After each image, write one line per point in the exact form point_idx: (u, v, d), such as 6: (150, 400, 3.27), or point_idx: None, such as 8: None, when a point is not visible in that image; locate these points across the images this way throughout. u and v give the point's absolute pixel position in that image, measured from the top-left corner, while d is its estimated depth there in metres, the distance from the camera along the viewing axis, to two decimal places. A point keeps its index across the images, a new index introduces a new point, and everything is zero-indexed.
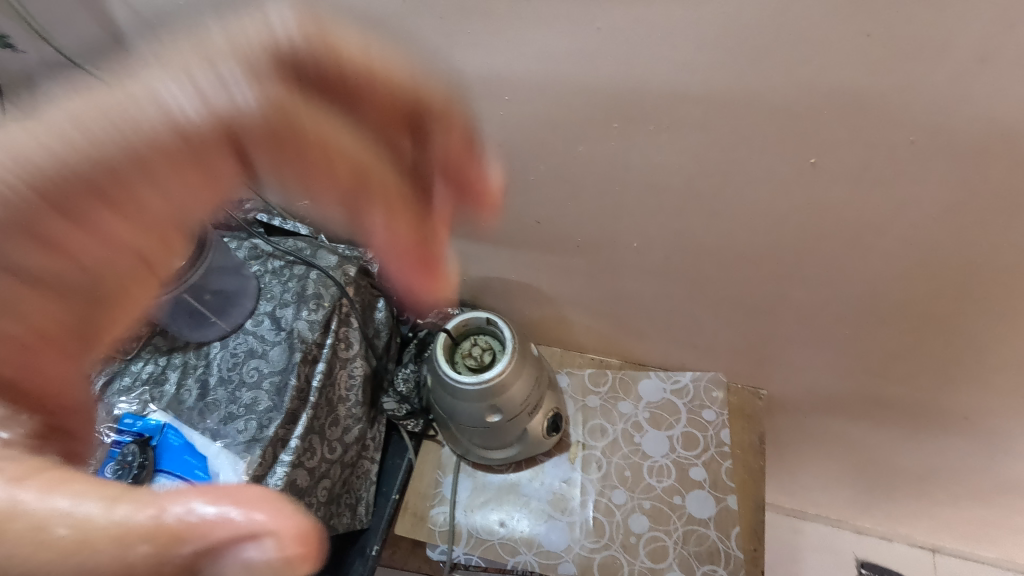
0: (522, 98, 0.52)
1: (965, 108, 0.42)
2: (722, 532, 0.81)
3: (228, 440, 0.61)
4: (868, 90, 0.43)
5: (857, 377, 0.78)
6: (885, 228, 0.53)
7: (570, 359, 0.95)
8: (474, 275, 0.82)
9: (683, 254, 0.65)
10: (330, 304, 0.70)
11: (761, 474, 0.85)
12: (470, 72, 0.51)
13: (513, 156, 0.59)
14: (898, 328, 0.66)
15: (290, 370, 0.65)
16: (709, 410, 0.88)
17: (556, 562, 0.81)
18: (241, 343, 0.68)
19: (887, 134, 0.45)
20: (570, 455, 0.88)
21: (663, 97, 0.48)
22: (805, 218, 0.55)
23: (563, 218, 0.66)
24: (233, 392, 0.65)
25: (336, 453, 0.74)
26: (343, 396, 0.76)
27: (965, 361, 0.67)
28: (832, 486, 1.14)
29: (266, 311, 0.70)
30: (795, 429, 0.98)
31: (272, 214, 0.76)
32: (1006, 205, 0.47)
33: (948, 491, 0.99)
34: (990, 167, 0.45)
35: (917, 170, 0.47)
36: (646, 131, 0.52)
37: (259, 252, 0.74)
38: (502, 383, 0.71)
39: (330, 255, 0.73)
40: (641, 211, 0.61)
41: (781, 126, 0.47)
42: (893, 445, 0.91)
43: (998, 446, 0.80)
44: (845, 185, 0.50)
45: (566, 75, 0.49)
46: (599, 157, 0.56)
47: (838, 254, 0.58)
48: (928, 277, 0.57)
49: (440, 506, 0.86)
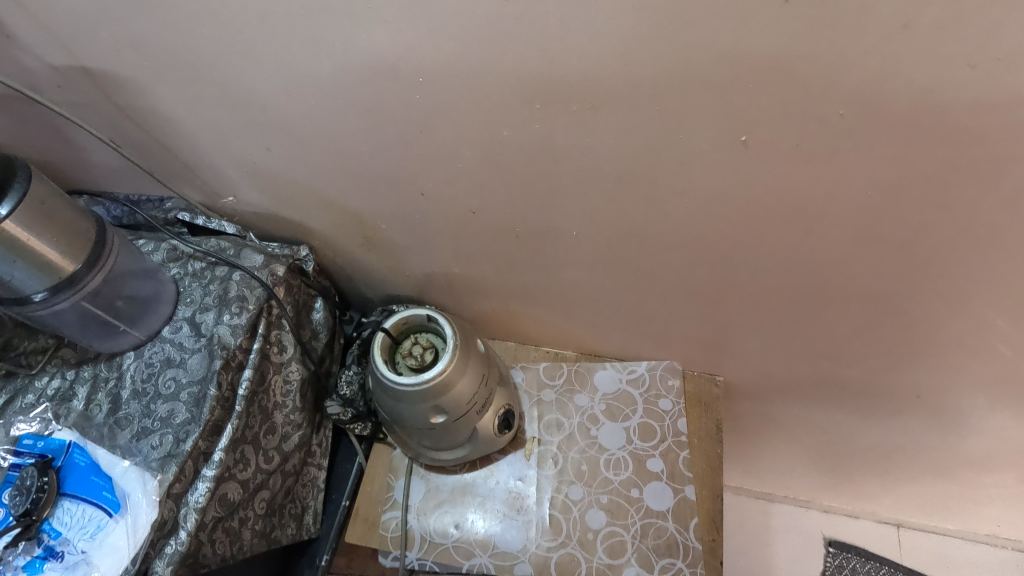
0: (438, 81, 0.49)
1: (895, 77, 0.39)
2: (680, 524, 0.79)
3: (141, 458, 0.58)
4: (791, 63, 0.40)
5: (812, 360, 0.77)
6: (824, 206, 0.51)
7: (524, 354, 0.92)
8: (417, 270, 0.78)
9: (625, 241, 0.63)
10: (255, 307, 0.65)
11: (719, 463, 0.82)
12: (382, 54, 0.48)
13: (438, 143, 0.56)
14: (846, 309, 0.65)
15: (209, 380, 0.61)
16: (666, 399, 0.86)
17: (512, 563, 0.78)
18: (158, 352, 0.64)
19: (815, 109, 0.43)
20: (526, 452, 0.85)
21: (586, 76, 0.45)
22: (743, 199, 0.53)
23: (498, 210, 0.63)
24: (148, 406, 0.61)
25: (274, 462, 0.69)
26: (279, 403, 0.70)
27: (915, 337, 0.66)
28: (796, 469, 1.14)
29: (185, 316, 0.65)
30: (754, 413, 0.97)
31: (195, 213, 0.74)
32: (942, 179, 0.46)
33: (904, 466, 1.01)
34: (923, 139, 0.43)
35: (850, 146, 0.45)
36: (572, 113, 0.48)
37: (179, 254, 0.69)
38: (444, 382, 0.67)
39: (256, 254, 0.69)
40: (575, 198, 0.58)
41: (708, 103, 0.45)
42: (851, 426, 0.91)
43: (953, 420, 0.81)
44: (779, 163, 0.48)
45: (483, 55, 0.45)
46: (528, 143, 0.53)
47: (779, 236, 0.56)
48: (872, 255, 0.56)
49: (392, 511, 0.81)
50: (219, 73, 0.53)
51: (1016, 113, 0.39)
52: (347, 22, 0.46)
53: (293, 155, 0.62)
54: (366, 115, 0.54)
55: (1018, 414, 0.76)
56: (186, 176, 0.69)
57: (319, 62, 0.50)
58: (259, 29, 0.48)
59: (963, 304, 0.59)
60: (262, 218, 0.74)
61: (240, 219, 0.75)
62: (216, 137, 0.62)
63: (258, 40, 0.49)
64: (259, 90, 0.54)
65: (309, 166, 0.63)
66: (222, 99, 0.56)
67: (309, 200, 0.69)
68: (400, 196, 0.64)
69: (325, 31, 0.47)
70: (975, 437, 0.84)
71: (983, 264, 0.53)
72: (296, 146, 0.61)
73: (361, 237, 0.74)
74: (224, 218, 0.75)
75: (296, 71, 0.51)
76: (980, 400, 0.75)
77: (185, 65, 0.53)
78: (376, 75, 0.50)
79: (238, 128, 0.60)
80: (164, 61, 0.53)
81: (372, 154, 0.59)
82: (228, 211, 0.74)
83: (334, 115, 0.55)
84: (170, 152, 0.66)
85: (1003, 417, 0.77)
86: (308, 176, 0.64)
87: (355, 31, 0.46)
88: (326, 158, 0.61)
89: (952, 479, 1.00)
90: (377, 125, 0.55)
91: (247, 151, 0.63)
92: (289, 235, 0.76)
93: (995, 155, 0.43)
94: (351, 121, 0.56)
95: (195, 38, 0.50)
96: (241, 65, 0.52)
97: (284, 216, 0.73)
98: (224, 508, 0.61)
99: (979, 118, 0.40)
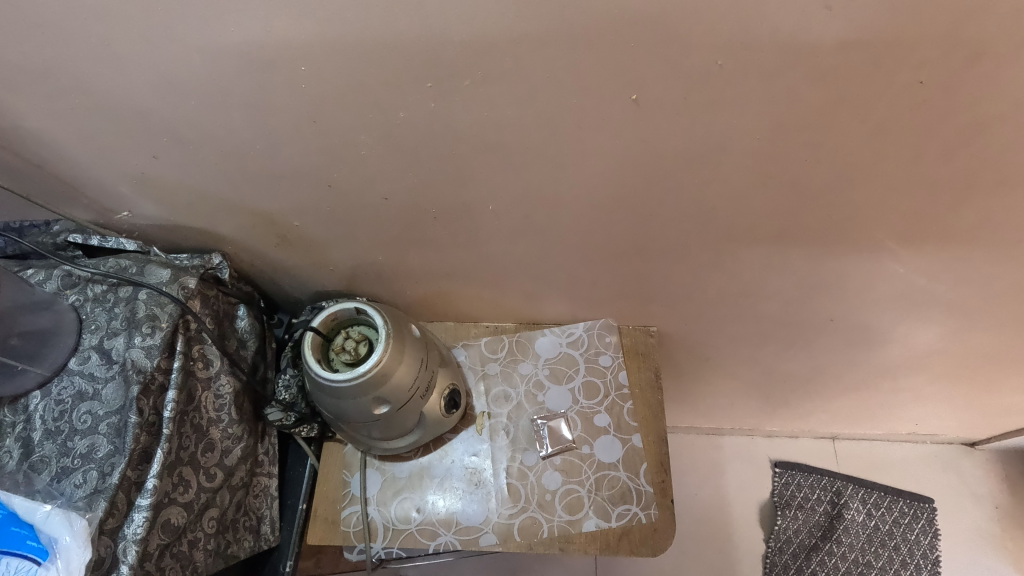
0: (321, 68, 0.47)
1: (761, 25, 0.41)
2: (631, 471, 0.82)
3: (65, 500, 0.56)
4: (667, 19, 0.41)
5: (734, 299, 0.81)
6: (718, 154, 0.53)
7: (464, 331, 0.92)
8: (340, 263, 0.76)
9: (542, 209, 0.63)
10: (168, 324, 0.63)
11: (661, 408, 0.86)
12: (258, 47, 0.45)
13: (335, 133, 0.54)
14: (756, 248, 0.68)
15: (127, 409, 0.59)
16: (605, 355, 0.89)
17: (476, 535, 0.79)
18: (67, 387, 0.61)
19: (695, 61, 0.44)
20: (477, 427, 0.85)
21: (469, 52, 0.45)
22: (643, 156, 0.54)
23: (411, 194, 0.62)
24: (64, 445, 0.58)
25: (217, 479, 0.67)
26: (214, 418, 0.69)
27: (822, 266, 0.71)
28: (739, 404, 1.22)
29: (92, 344, 0.62)
30: (692, 358, 1.01)
31: (87, 233, 0.69)
32: (821, 117, 0.49)
33: (833, 385, 1.08)
34: (795, 82, 0.45)
35: (733, 95, 0.47)
36: (464, 88, 0.48)
37: (75, 279, 0.65)
38: (382, 372, 0.67)
39: (161, 269, 0.66)
40: (486, 173, 0.58)
41: (596, 65, 0.45)
42: (780, 356, 0.97)
43: (866, 335, 0.87)
44: (672, 118, 0.50)
45: (362, 38, 0.44)
46: (428, 124, 0.52)
47: (685, 187, 0.58)
48: (770, 195, 0.59)
49: (351, 506, 0.81)
50: (83, 80, 0.49)
51: (871, 49, 0.42)
52: (212, 14, 0.43)
53: (181, 160, 0.58)
54: (254, 111, 0.52)
55: (918, 324, 0.82)
56: (68, 196, 0.65)
57: (190, 61, 0.47)
58: (115, 27, 0.44)
59: (857, 231, 0.63)
60: (165, 230, 0.70)
61: (141, 233, 0.71)
62: (94, 150, 0.57)
63: (116, 39, 0.45)
64: (130, 96, 0.51)
65: (201, 170, 0.60)
66: (93, 109, 0.53)
67: (211, 205, 0.65)
68: (306, 191, 0.62)
69: (189, 28, 0.44)
70: (886, 349, 0.92)
71: (868, 191, 0.57)
72: (185, 151, 0.57)
73: (275, 237, 0.71)
74: (121, 235, 0.70)
75: (167, 71, 0.48)
76: (885, 314, 0.81)
77: (40, 76, 0.49)
78: (256, 69, 0.47)
79: (117, 138, 0.56)
80: (16, 72, 0.49)
81: (270, 152, 0.57)
82: (127, 226, 0.69)
83: (219, 113, 0.52)
84: (50, 173, 0.61)
85: (906, 328, 0.84)
86: (205, 181, 0.61)
87: (220, 23, 0.43)
88: (221, 162, 0.58)
89: (871, 388, 1.08)
90: (267, 120, 0.53)
91: (131, 161, 0.59)
92: (198, 243, 0.72)
93: (863, 89, 0.46)
94: (240, 119, 0.53)
95: (47, 44, 0.46)
96: (104, 71, 0.48)
97: (188, 226, 0.69)
98: (169, 534, 0.60)
99: (842, 55, 0.43)
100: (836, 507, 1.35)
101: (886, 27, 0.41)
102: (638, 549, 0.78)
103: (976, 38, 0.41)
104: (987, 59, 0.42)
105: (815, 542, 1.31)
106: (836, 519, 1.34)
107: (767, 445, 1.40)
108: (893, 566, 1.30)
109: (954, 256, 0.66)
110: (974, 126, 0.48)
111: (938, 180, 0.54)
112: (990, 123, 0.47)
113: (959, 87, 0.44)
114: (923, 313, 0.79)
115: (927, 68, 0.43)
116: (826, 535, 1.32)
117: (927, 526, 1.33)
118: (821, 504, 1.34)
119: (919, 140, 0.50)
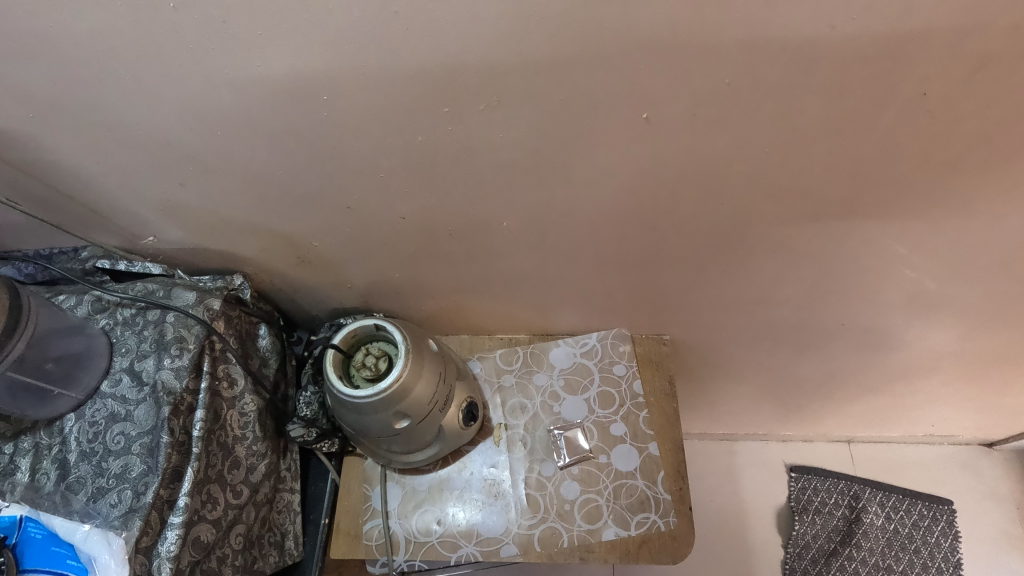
0: (342, 97, 0.49)
1: (766, 44, 0.43)
2: (649, 479, 0.83)
3: (102, 519, 0.59)
4: (676, 42, 0.43)
5: (746, 306, 0.82)
6: (727, 167, 0.55)
7: (479, 344, 0.93)
8: (358, 281, 0.78)
9: (556, 223, 0.65)
10: (195, 346, 0.65)
11: (676, 416, 0.87)
12: (284, 79, 0.47)
13: (354, 156, 0.56)
14: (768, 255, 0.69)
15: (159, 429, 0.61)
16: (619, 364, 0.90)
17: (497, 546, 0.80)
18: (100, 410, 0.64)
19: (703, 81, 0.46)
20: (495, 439, 0.86)
21: (485, 78, 0.47)
22: (653, 171, 0.56)
23: (428, 213, 0.63)
24: (99, 465, 0.61)
25: (243, 496, 0.69)
26: (239, 436, 0.70)
27: (834, 272, 0.71)
28: (753, 410, 1.22)
29: (123, 367, 0.65)
30: (705, 365, 1.02)
31: (114, 258, 0.72)
32: (827, 130, 0.50)
33: (848, 389, 1.08)
34: (802, 97, 0.47)
35: (741, 111, 0.48)
36: (481, 112, 0.50)
37: (104, 303, 0.68)
38: (402, 387, 0.68)
39: (187, 291, 0.68)
40: (500, 191, 0.60)
41: (608, 87, 0.47)
42: (794, 361, 0.97)
43: (879, 339, 0.88)
44: (682, 134, 0.51)
45: (383, 67, 0.46)
46: (444, 146, 0.54)
47: (696, 199, 0.60)
48: (780, 206, 0.60)
49: (373, 519, 0.82)
50: (114, 115, 0.52)
51: (874, 63, 0.44)
52: (237, 49, 0.45)
53: (205, 187, 0.60)
54: (276, 138, 0.54)
55: (932, 326, 0.83)
56: (97, 222, 0.67)
57: (218, 94, 0.49)
58: (148, 63, 0.46)
59: (866, 238, 0.64)
60: (189, 253, 0.72)
61: (165, 257, 0.73)
62: (122, 179, 0.60)
63: (147, 76, 0.48)
64: (159, 128, 0.53)
65: (223, 194, 0.61)
66: (123, 141, 0.55)
67: (234, 229, 0.67)
68: (326, 213, 0.64)
69: (218, 64, 0.46)
70: (900, 352, 0.92)
71: (876, 200, 0.58)
72: (209, 177, 0.59)
73: (295, 258, 0.73)
74: (147, 260, 0.73)
75: (194, 103, 0.50)
76: (897, 318, 0.81)
77: (74, 112, 0.52)
78: (281, 99, 0.49)
79: (145, 167, 0.58)
80: (50, 108, 0.51)
81: (293, 178, 0.59)
82: (152, 249, 0.71)
83: (244, 142, 0.54)
84: (79, 203, 0.64)
85: (919, 331, 0.85)
86: (227, 206, 0.63)
87: (247, 57, 0.46)
88: (244, 187, 0.60)
89: (886, 391, 1.08)
90: (289, 147, 0.55)
91: (158, 190, 0.61)
92: (219, 265, 0.74)
93: (867, 102, 0.47)
94: (262, 147, 0.55)
95: (81, 82, 0.49)
96: (134, 106, 0.51)
97: (210, 248, 0.71)
98: (199, 550, 0.62)
99: (847, 71, 0.44)
100: (854, 511, 1.34)
101: (887, 43, 0.42)
102: (658, 556, 0.79)
103: (975, 52, 0.42)
104: (987, 70, 0.43)
105: (834, 547, 1.30)
106: (855, 523, 1.33)
107: (782, 449, 1.39)
108: (915, 569, 1.29)
109: (964, 260, 0.66)
110: (980, 133, 0.49)
111: (944, 186, 0.55)
112: (994, 131, 0.48)
113: (962, 98, 0.46)
114: (936, 316, 0.80)
115: (929, 81, 0.45)
116: (845, 539, 1.32)
117: (947, 528, 1.32)
118: (839, 508, 1.34)
119: (926, 148, 0.51)
